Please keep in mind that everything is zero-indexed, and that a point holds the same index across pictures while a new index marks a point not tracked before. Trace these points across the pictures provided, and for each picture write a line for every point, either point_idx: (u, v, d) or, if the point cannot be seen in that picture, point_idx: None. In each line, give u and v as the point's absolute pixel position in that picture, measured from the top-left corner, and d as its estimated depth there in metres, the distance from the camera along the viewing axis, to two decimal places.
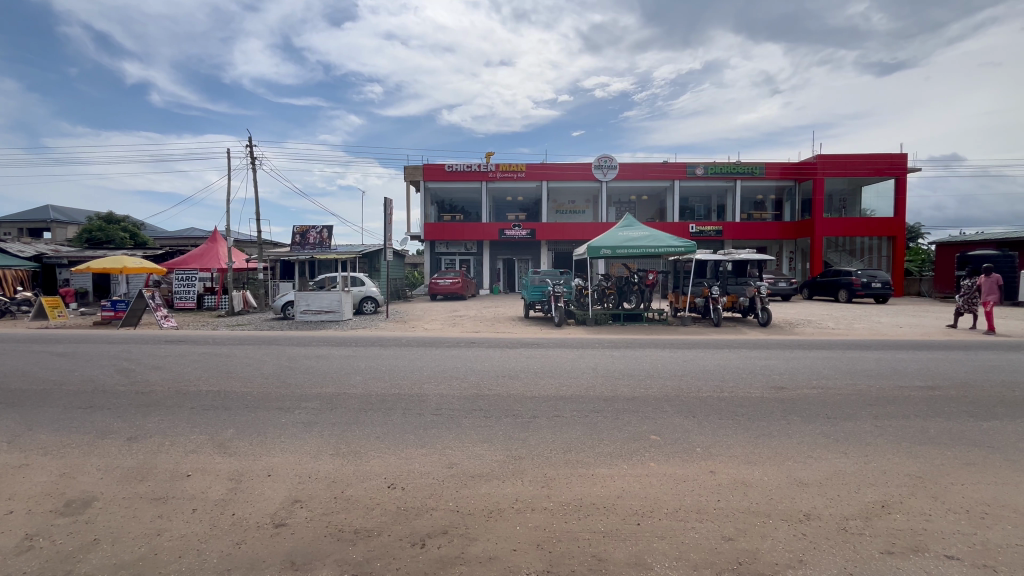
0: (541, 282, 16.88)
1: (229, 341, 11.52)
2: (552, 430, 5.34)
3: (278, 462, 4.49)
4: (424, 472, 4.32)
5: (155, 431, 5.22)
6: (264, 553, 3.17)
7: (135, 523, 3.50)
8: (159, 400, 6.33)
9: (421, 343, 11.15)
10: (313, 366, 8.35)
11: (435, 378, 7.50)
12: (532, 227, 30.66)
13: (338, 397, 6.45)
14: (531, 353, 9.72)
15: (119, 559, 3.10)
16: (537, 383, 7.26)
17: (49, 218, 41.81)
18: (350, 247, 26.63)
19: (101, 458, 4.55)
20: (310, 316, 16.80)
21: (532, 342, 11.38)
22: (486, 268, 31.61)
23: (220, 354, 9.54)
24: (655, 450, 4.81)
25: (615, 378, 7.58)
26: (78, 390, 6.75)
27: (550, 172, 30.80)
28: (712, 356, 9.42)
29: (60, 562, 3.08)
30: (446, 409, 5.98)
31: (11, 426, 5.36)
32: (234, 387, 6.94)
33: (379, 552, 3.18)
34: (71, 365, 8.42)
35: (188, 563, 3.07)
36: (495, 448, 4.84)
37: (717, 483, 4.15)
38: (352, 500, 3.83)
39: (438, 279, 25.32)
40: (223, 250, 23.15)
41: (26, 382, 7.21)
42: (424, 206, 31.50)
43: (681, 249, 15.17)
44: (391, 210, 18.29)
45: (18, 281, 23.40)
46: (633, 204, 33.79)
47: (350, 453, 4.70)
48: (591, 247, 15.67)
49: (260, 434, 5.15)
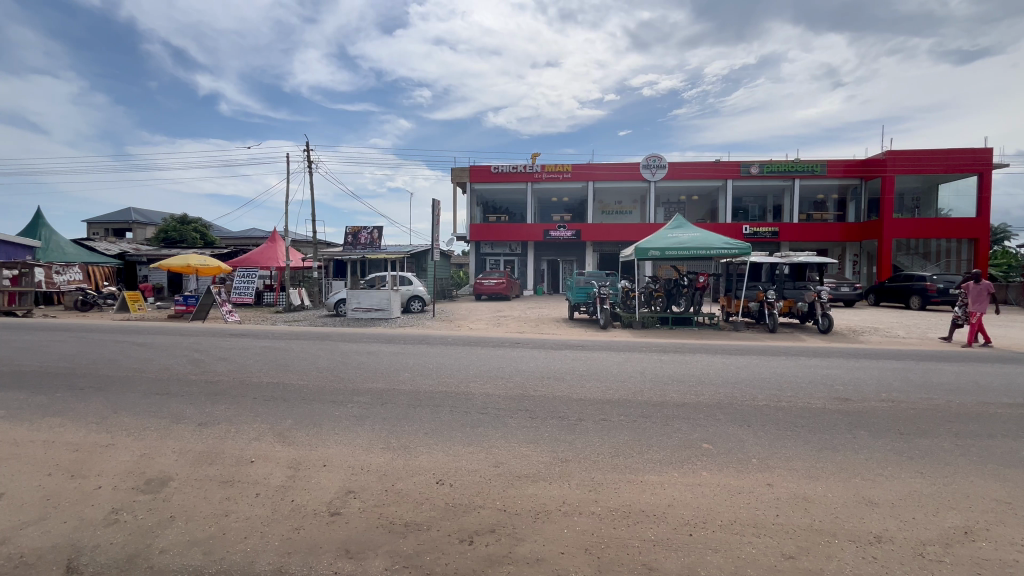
0: (586, 284, 16.69)
1: (287, 335, 12.16)
2: (599, 434, 5.27)
3: (333, 453, 4.68)
4: (471, 470, 4.37)
5: (221, 418, 5.59)
6: (321, 540, 3.30)
7: (206, 502, 3.76)
8: (225, 389, 6.75)
9: (466, 342, 11.29)
10: (364, 362, 8.67)
11: (481, 377, 7.58)
12: (578, 228, 30.46)
13: (388, 393, 6.64)
14: (576, 355, 9.60)
15: (193, 537, 3.32)
16: (583, 386, 7.16)
17: (131, 219, 45.73)
18: (399, 248, 27.50)
19: (175, 440, 4.92)
20: (360, 314, 17.43)
21: (577, 344, 11.24)
22: (530, 270, 31.56)
23: (279, 348, 10.08)
24: (708, 460, 4.64)
25: (664, 383, 7.35)
26: (155, 377, 7.36)
27: (597, 172, 30.43)
28: (768, 364, 8.97)
29: (141, 535, 3.34)
30: (492, 408, 6.03)
31: (98, 409, 5.86)
32: (292, 379, 7.32)
33: (429, 546, 3.25)
34: (150, 354, 9.16)
35: (252, 545, 3.23)
36: (541, 450, 4.83)
37: (775, 496, 3.95)
38: (402, 494, 3.94)
39: (483, 279, 25.55)
40: (280, 251, 24.30)
41: (111, 368, 7.93)
42: (471, 208, 31.86)
43: (733, 251, 14.60)
44: (439, 211, 18.72)
45: (105, 278, 25.47)
46: (682, 205, 32.82)
47: (400, 447, 4.85)
48: (638, 248, 15.28)
49: (316, 426, 5.38)
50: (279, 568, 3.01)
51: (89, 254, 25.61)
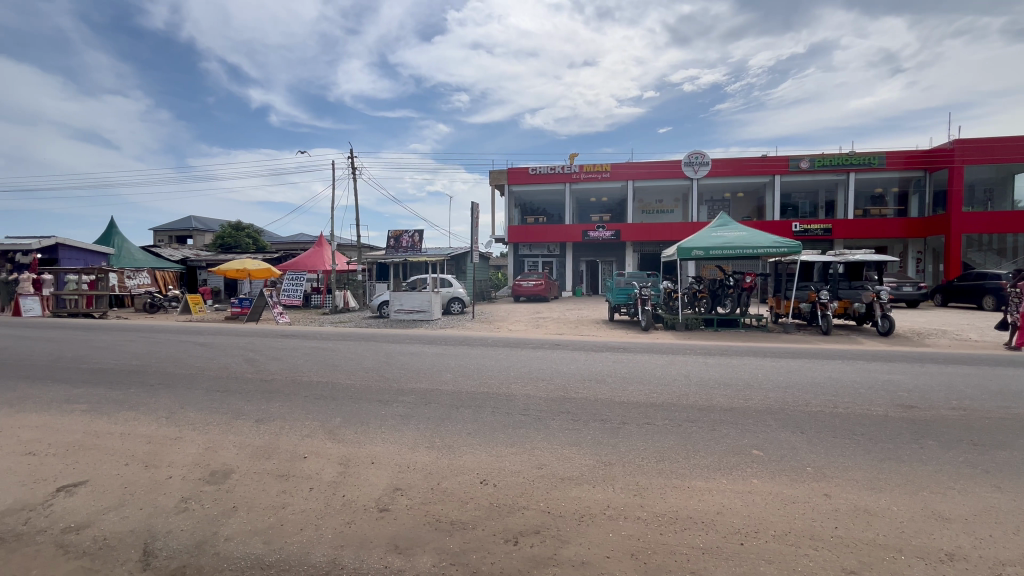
0: (627, 285, 16.41)
1: (335, 336, 12.63)
2: (643, 438, 5.18)
3: (381, 450, 4.82)
4: (514, 471, 4.39)
5: (277, 415, 5.87)
6: (372, 535, 3.41)
7: (265, 494, 3.97)
8: (279, 388, 7.09)
9: (506, 343, 11.35)
10: (407, 362, 8.87)
11: (522, 379, 7.61)
12: (617, 228, 30.02)
13: (431, 393, 6.78)
14: (619, 357, 9.47)
15: (254, 526, 3.51)
16: (626, 388, 7.05)
17: (191, 226, 48.73)
18: (439, 251, 28.01)
19: (235, 435, 5.21)
20: (403, 315, 17.86)
21: (619, 346, 11.08)
22: (569, 271, 31.36)
23: (328, 349, 10.48)
24: (759, 467, 4.46)
25: (710, 387, 7.12)
26: (217, 376, 7.82)
27: (637, 172, 29.87)
28: (823, 367, 8.53)
29: (208, 523, 3.56)
30: (534, 410, 6.05)
31: (166, 404, 6.28)
32: (340, 379, 7.61)
33: (475, 545, 3.29)
34: (210, 354, 9.73)
35: (307, 537, 3.39)
36: (584, 452, 4.80)
37: (834, 508, 3.76)
38: (448, 492, 4.01)
39: (521, 281, 25.62)
40: (327, 254, 25.27)
41: (178, 366, 8.49)
42: (509, 210, 32.01)
43: (783, 249, 13.99)
44: (478, 214, 18.94)
45: (169, 282, 27.43)
46: (727, 202, 31.73)
47: (444, 446, 4.94)
48: (681, 248, 14.85)
49: (364, 424, 5.56)
50: (334, 560, 3.13)
51: (155, 259, 27.55)
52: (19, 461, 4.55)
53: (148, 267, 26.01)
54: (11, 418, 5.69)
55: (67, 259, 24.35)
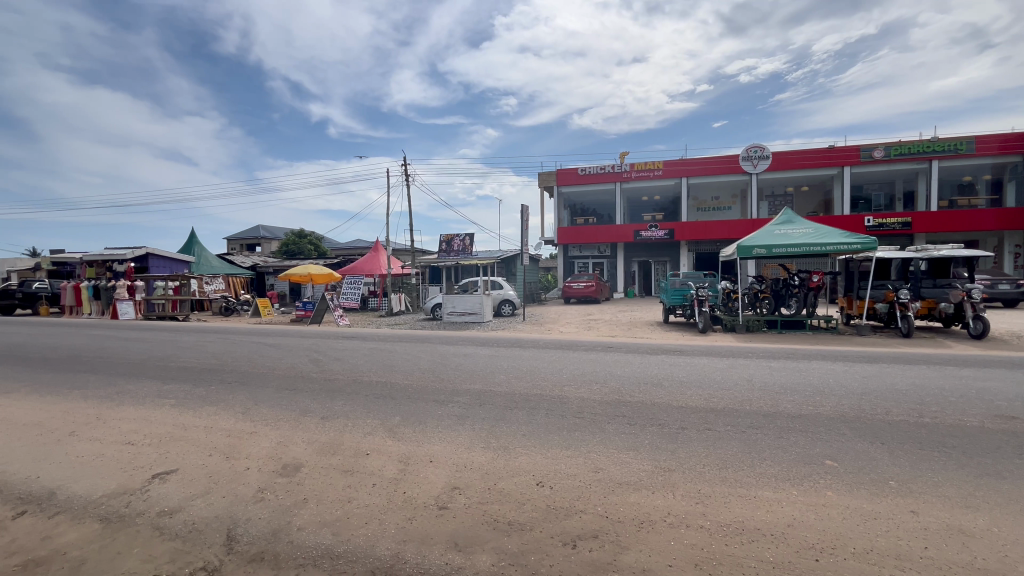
0: (683, 286, 15.82)
1: (391, 338, 13.08)
2: (704, 444, 4.99)
3: (438, 449, 4.95)
4: (570, 473, 4.37)
5: (340, 413, 6.16)
6: (433, 532, 3.49)
7: (333, 488, 4.18)
8: (341, 387, 7.43)
9: (558, 346, 11.28)
10: (461, 363, 9.04)
11: (575, 381, 7.55)
12: (671, 228, 29.13)
13: (485, 394, 6.87)
14: (676, 360, 9.15)
15: (323, 518, 3.70)
16: (684, 393, 6.82)
17: (260, 235, 52.21)
18: (489, 254, 28.41)
19: (303, 431, 5.52)
20: (455, 317, 18.22)
21: (675, 349, 10.73)
22: (620, 272, 30.76)
23: (385, 350, 10.85)
24: (834, 479, 4.17)
25: (776, 392, 6.74)
26: (286, 375, 8.32)
27: (691, 168, 28.87)
28: (904, 373, 7.86)
29: (282, 512, 3.80)
30: (588, 413, 5.98)
31: (242, 400, 6.77)
32: (398, 379, 7.88)
33: (533, 547, 3.30)
34: (279, 354, 10.37)
35: (372, 530, 3.53)
36: (641, 457, 4.69)
37: (923, 526, 3.45)
38: (504, 493, 4.04)
39: (572, 282, 25.41)
40: (383, 259, 26.25)
41: (251, 366, 9.11)
42: (559, 212, 31.86)
43: (855, 246, 13.06)
44: (528, 216, 19.01)
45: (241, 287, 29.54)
46: (790, 197, 29.98)
47: (500, 447, 4.99)
48: (741, 247, 14.11)
49: (422, 423, 5.72)
50: (397, 554, 3.24)
51: (229, 266, 29.75)
52: (120, 449, 5.04)
53: (222, 274, 28.15)
54: (113, 411, 6.33)
55: (156, 267, 26.84)
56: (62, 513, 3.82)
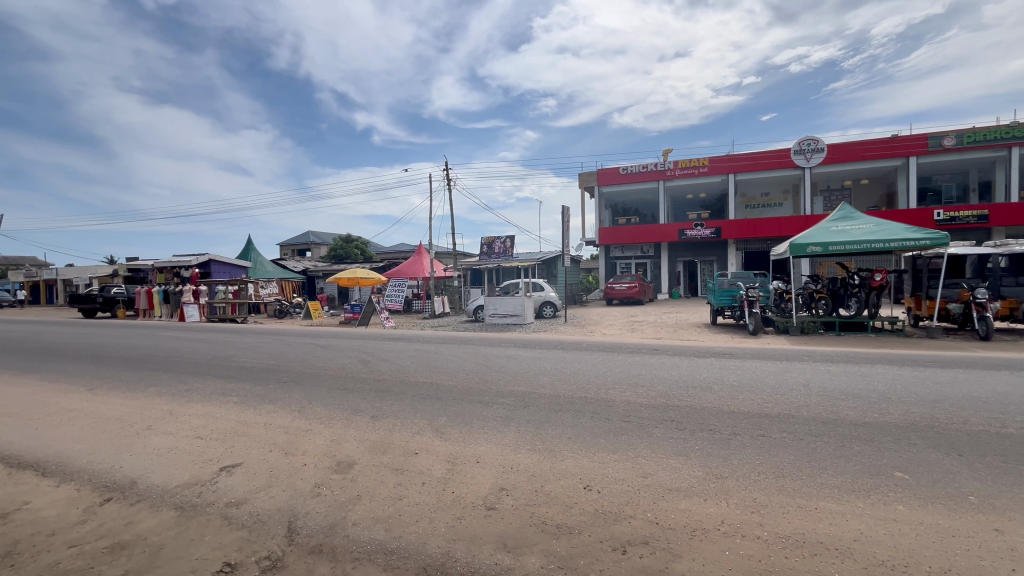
0: (732, 287, 15.16)
1: (436, 340, 13.34)
2: (758, 450, 4.80)
3: (484, 450, 5.01)
4: (618, 478, 4.31)
5: (389, 412, 6.35)
6: (481, 532, 3.53)
7: (384, 485, 4.32)
8: (390, 387, 7.65)
9: (602, 348, 11.14)
10: (505, 365, 9.10)
11: (621, 384, 7.43)
12: (717, 227, 28.19)
13: (530, 396, 6.88)
14: (726, 364, 8.82)
15: (376, 514, 3.82)
16: (736, 397, 6.58)
17: (310, 240, 54.65)
18: (530, 256, 28.44)
19: (355, 429, 5.73)
20: (497, 319, 18.36)
21: (725, 351, 10.35)
22: (664, 272, 30.01)
23: (430, 351, 11.09)
24: (905, 493, 3.90)
25: (836, 398, 6.38)
26: (338, 375, 8.66)
27: (739, 164, 27.80)
28: (983, 379, 7.24)
29: (338, 508, 3.96)
30: (635, 417, 5.87)
31: (298, 399, 7.10)
32: (443, 380, 8.04)
33: (583, 551, 3.27)
34: (331, 355, 10.80)
35: (422, 528, 3.61)
36: (692, 464, 4.55)
37: (1009, 547, 3.16)
38: (552, 495, 4.04)
39: (614, 283, 25.01)
40: (426, 262, 26.80)
41: (305, 366, 9.54)
42: (600, 212, 31.47)
43: (924, 242, 12.18)
44: (569, 217, 18.92)
45: (293, 291, 31.00)
46: (847, 191, 28.35)
47: (546, 449, 4.98)
48: (794, 244, 13.43)
49: (468, 424, 5.80)
50: (448, 552, 3.30)
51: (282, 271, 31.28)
52: (190, 443, 5.41)
53: (277, 279, 29.63)
54: (184, 407, 6.80)
55: (217, 272, 28.62)
56: (142, 501, 4.14)
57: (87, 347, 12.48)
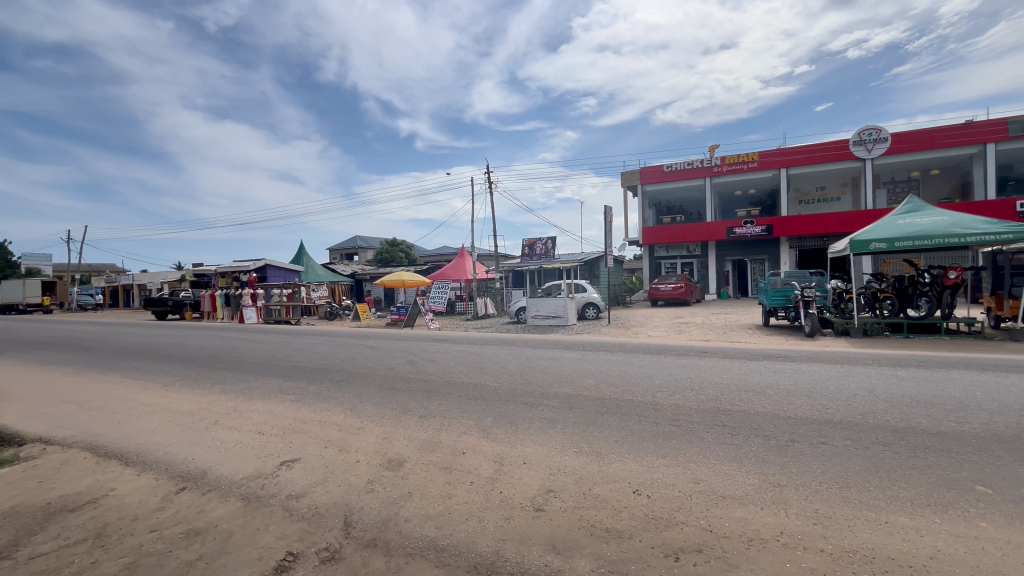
0: (786, 286, 14.42)
1: (480, 341, 13.49)
2: (819, 459, 4.55)
3: (531, 451, 5.03)
4: (669, 483, 4.21)
5: (436, 412, 6.47)
6: (531, 533, 3.54)
7: (434, 483, 4.42)
8: (436, 387, 7.81)
9: (648, 350, 10.91)
10: (548, 367, 9.08)
11: (669, 387, 7.25)
12: (769, 223, 26.98)
13: (575, 398, 6.84)
14: (782, 367, 8.42)
15: (427, 512, 3.91)
16: (793, 402, 6.28)
17: (359, 244, 56.63)
18: (572, 257, 28.24)
19: (405, 428, 5.90)
20: (540, 321, 18.32)
21: (780, 354, 9.88)
22: (712, 272, 29.00)
23: (475, 352, 11.23)
24: (987, 508, 3.60)
25: (905, 405, 5.97)
26: (387, 375, 8.92)
27: (791, 157, 26.51)
28: None
29: (390, 504, 4.08)
30: (685, 421, 5.72)
31: (350, 398, 7.38)
32: (488, 381, 8.12)
33: (633, 556, 3.22)
34: (379, 355, 11.14)
35: (472, 527, 3.67)
36: (746, 470, 4.39)
37: None
38: (600, 499, 4.00)
39: (659, 284, 24.38)
40: (468, 265, 27.15)
41: (356, 366, 9.88)
42: (644, 211, 30.79)
43: (1005, 236, 11.17)
44: (612, 217, 18.65)
45: (342, 293, 32.22)
46: (914, 183, 26.50)
47: (592, 452, 4.93)
48: (855, 241, 12.64)
49: (513, 425, 5.83)
50: (498, 551, 3.34)
51: (332, 275, 32.56)
52: (253, 438, 5.74)
53: (327, 282, 30.90)
54: (247, 404, 7.22)
55: (273, 277, 30.17)
56: (212, 491, 4.44)
57: (160, 347, 13.49)
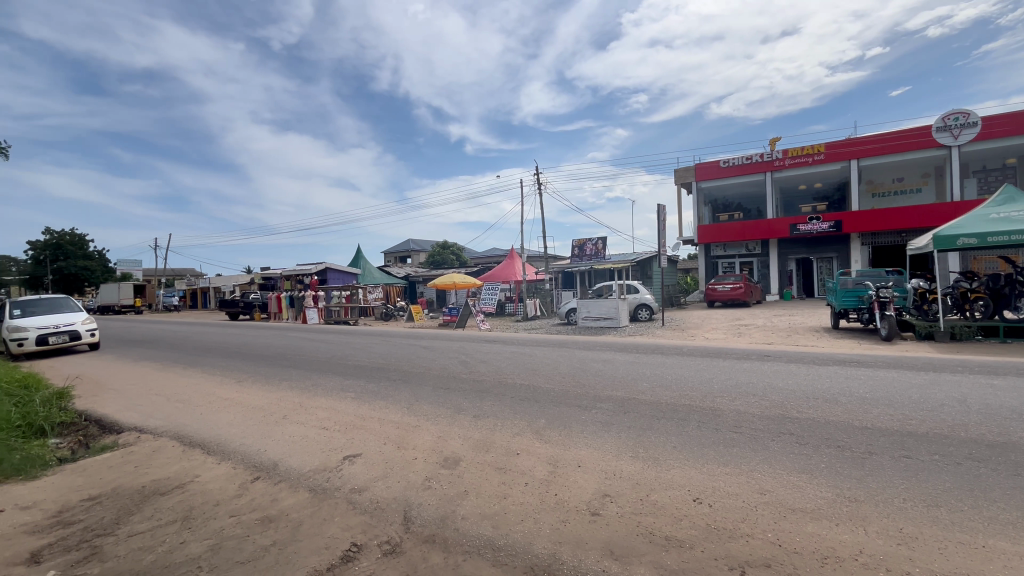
0: (858, 286, 13.42)
1: (531, 342, 13.51)
2: (903, 473, 4.20)
3: (585, 454, 4.97)
4: (731, 492, 4.03)
5: (490, 412, 6.55)
6: (588, 537, 3.51)
7: (488, 483, 4.47)
8: (489, 388, 7.90)
9: (706, 353, 10.49)
10: (601, 370, 8.96)
11: (730, 393, 6.94)
12: (838, 219, 25.25)
13: (630, 402, 6.69)
14: (855, 373, 7.83)
15: (484, 511, 3.96)
16: (869, 411, 5.83)
17: (411, 247, 58.43)
18: (623, 257, 27.67)
19: (460, 427, 6.01)
20: (590, 322, 18.03)
21: (852, 359, 9.19)
22: (774, 271, 27.46)
23: (526, 354, 11.26)
24: None
25: (1002, 417, 5.40)
26: (440, 375, 9.13)
27: (863, 148, 24.68)
28: None
29: (447, 502, 4.16)
30: (748, 428, 5.45)
31: (406, 397, 7.61)
32: (540, 382, 8.11)
33: (695, 566, 3.11)
34: (433, 356, 11.42)
35: (528, 528, 3.67)
36: (818, 483, 4.12)
37: None
38: (658, 505, 3.89)
39: (716, 284, 23.37)
40: (517, 266, 27.20)
41: (412, 366, 10.19)
42: (699, 209, 29.63)
43: None
44: (666, 216, 18.11)
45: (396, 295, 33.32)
46: (1010, 170, 24.01)
47: (649, 457, 4.82)
48: (939, 236, 11.56)
49: (567, 427, 5.80)
50: (554, 553, 3.33)
51: (387, 278, 33.71)
52: (318, 432, 6.06)
53: (382, 284, 32.03)
54: (311, 400, 7.62)
55: (332, 279, 31.63)
56: (283, 481, 4.72)
57: (234, 346, 14.49)
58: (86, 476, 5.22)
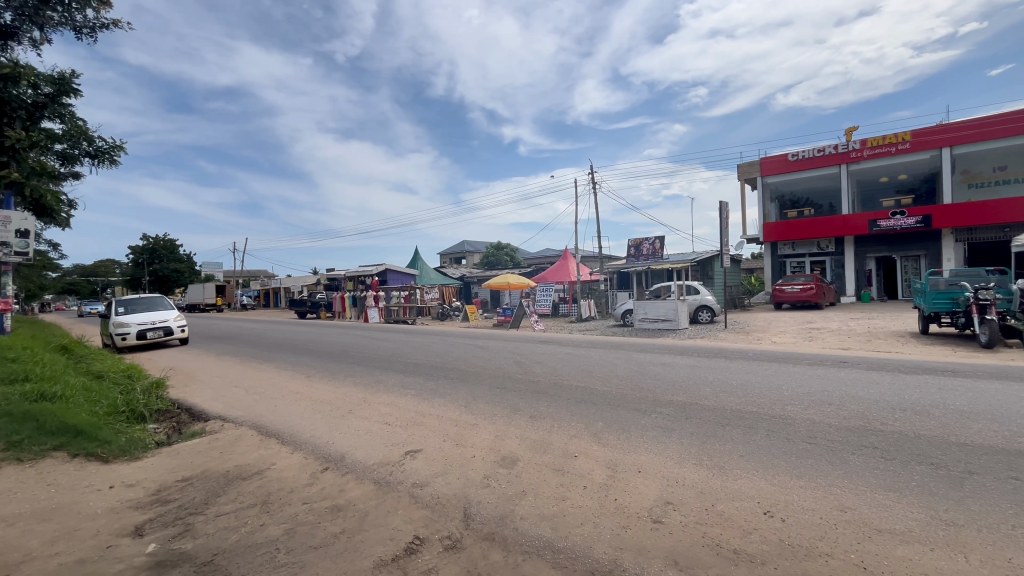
0: (952, 287, 12.15)
1: (586, 343, 13.36)
2: (1010, 497, 3.75)
3: (646, 460, 4.84)
4: (807, 508, 3.77)
5: (546, 414, 6.53)
6: (650, 545, 3.41)
7: (547, 484, 4.46)
8: (545, 389, 7.88)
9: (774, 358, 9.90)
10: (660, 373, 8.69)
11: (802, 401, 6.50)
12: (926, 213, 23.02)
13: (692, 407, 6.44)
14: (950, 384, 7.07)
15: (542, 512, 3.95)
16: (968, 426, 5.27)
17: (466, 249, 59.62)
18: (682, 257, 26.71)
19: (516, 427, 6.04)
20: (648, 324, 17.54)
21: (945, 368, 8.33)
22: (850, 271, 25.44)
23: (581, 355, 11.15)
24: None
25: None
26: (496, 374, 9.22)
27: (956, 134, 22.38)
28: None
29: (505, 501, 4.19)
30: (824, 439, 5.08)
31: (463, 396, 7.74)
32: (597, 385, 7.98)
33: None
34: (488, 355, 11.58)
35: (588, 531, 3.63)
36: (907, 502, 3.77)
37: None
38: (725, 517, 3.71)
39: (784, 285, 21.99)
40: (571, 266, 26.79)
41: (468, 365, 10.36)
42: (765, 206, 28.05)
43: None
44: (729, 213, 17.32)
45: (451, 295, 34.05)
46: None
47: (714, 465, 4.61)
48: None
49: (625, 432, 5.67)
50: (616, 560, 3.27)
51: (443, 278, 34.58)
52: (381, 427, 6.29)
53: (439, 285, 32.90)
54: (374, 396, 7.95)
55: (392, 279, 32.88)
56: (350, 473, 4.95)
57: (302, 342, 15.42)
58: (180, 459, 5.74)
